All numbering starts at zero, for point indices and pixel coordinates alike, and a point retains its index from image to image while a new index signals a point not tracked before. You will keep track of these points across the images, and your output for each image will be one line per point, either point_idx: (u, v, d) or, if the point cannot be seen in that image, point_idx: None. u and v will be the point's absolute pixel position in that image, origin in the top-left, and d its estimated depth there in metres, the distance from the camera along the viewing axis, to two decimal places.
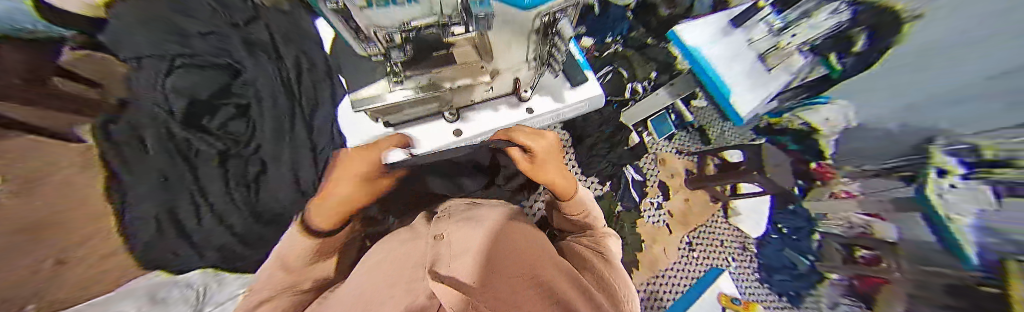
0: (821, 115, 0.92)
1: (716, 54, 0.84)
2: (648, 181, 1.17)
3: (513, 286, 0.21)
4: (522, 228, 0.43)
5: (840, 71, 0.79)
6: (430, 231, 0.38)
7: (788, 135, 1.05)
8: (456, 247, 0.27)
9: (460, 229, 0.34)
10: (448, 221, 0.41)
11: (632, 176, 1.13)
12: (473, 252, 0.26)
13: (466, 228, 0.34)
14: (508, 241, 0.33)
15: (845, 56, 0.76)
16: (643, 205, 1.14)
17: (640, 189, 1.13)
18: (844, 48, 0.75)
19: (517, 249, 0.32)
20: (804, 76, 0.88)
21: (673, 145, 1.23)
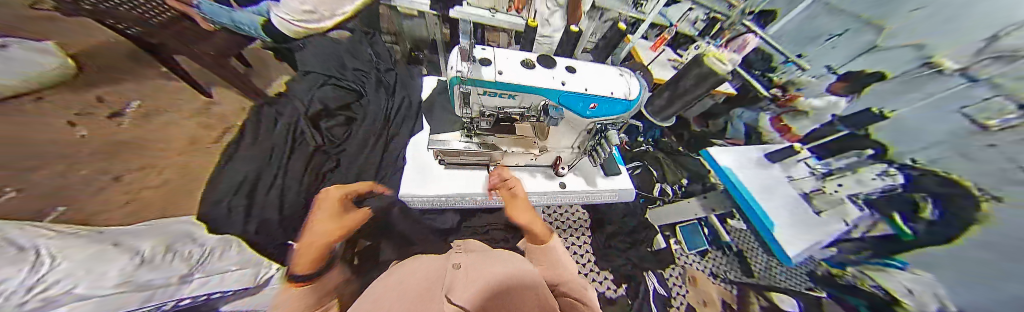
0: (901, 283, 0.76)
1: (753, 181, 0.80)
2: (674, 300, 0.94)
3: None
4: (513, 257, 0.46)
5: (912, 236, 0.72)
6: (444, 259, 0.42)
7: (862, 301, 0.83)
8: (468, 276, 0.32)
9: (472, 259, 0.40)
10: (460, 254, 0.46)
11: (655, 286, 0.95)
12: (481, 280, 0.31)
13: (477, 260, 0.40)
14: (510, 266, 0.40)
15: (913, 219, 0.72)
16: None
17: (663, 307, 0.90)
18: (908, 210, 0.73)
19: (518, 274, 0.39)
20: (867, 229, 0.80)
21: (706, 264, 1.05)
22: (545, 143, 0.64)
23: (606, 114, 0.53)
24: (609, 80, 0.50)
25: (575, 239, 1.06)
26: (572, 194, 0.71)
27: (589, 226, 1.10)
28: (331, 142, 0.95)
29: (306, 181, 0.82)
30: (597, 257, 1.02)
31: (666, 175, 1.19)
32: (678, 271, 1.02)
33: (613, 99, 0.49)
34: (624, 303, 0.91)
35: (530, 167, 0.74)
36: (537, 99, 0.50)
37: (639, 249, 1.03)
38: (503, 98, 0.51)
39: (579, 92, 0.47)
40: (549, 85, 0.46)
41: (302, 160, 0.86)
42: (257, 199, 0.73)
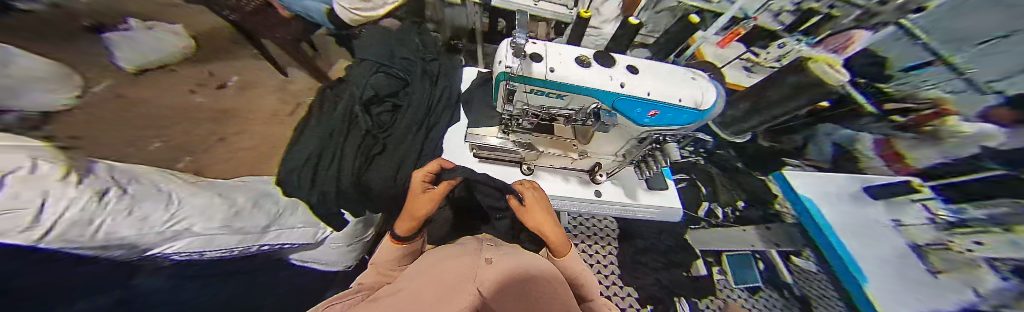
0: None
1: (840, 217, 0.64)
2: None
3: None
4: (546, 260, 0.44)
5: None
6: (482, 253, 0.43)
7: None
8: (494, 268, 0.32)
9: (502, 256, 0.39)
10: (494, 251, 0.44)
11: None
12: (505, 271, 0.31)
13: (507, 256, 0.39)
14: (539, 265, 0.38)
15: None
16: None
17: None
18: None
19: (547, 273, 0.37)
20: None
21: (753, 301, 0.92)
22: (585, 147, 0.62)
23: (665, 123, 0.48)
24: (678, 85, 0.43)
25: (601, 246, 1.01)
26: (610, 204, 0.66)
27: (616, 236, 1.03)
28: (380, 127, 0.87)
29: (355, 162, 0.73)
30: (623, 269, 0.96)
31: (718, 194, 1.07)
32: (718, 303, 0.91)
33: (678, 108, 0.43)
34: None
35: (566, 170, 0.71)
36: (590, 101, 0.47)
37: (672, 270, 0.93)
38: (551, 97, 0.49)
39: (639, 97, 0.43)
40: (606, 88, 0.43)
41: (354, 142, 0.77)
42: (302, 180, 0.66)
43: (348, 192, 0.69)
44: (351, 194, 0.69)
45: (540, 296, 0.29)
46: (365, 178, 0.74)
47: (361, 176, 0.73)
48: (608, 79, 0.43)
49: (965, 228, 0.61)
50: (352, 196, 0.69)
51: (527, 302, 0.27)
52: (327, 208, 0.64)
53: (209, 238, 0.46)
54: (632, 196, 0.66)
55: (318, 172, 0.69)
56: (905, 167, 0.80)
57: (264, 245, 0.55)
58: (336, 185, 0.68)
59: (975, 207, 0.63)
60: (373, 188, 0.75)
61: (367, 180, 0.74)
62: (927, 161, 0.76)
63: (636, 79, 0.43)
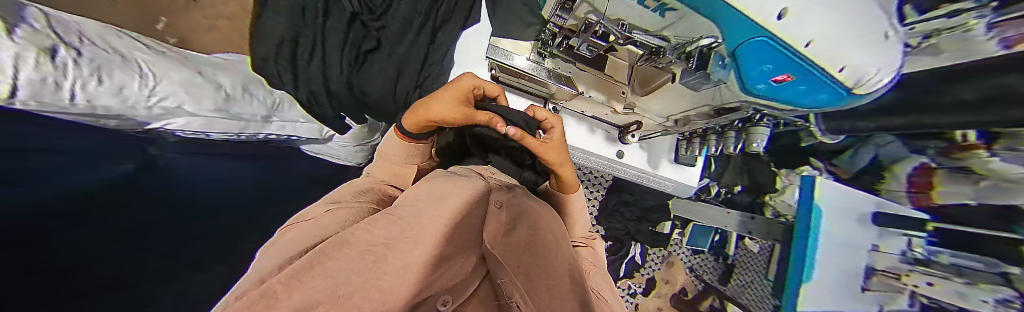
0: None
1: (841, 234, 0.56)
2: (643, 268, 1.12)
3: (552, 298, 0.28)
4: (541, 206, 0.48)
5: None
6: (480, 189, 0.43)
7: None
8: (501, 225, 0.34)
9: (507, 201, 0.41)
10: (499, 190, 0.45)
11: (634, 255, 1.09)
12: (513, 233, 0.34)
13: (512, 204, 0.40)
14: (541, 217, 0.43)
15: None
16: (620, 282, 1.10)
17: (631, 268, 1.08)
18: None
19: (548, 223, 0.43)
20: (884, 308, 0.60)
21: (693, 258, 1.14)
22: (634, 99, 0.61)
23: (780, 94, 0.35)
24: (867, 41, 0.24)
25: (590, 193, 1.10)
26: (625, 165, 0.77)
27: (607, 188, 1.11)
28: (369, 12, 0.70)
29: (345, 54, 0.69)
30: (601, 215, 1.09)
31: (722, 174, 1.03)
32: (662, 253, 1.14)
33: (829, 85, 0.29)
34: None
35: (598, 123, 0.75)
36: (704, 25, 0.31)
37: (641, 224, 1.07)
38: (652, 12, 0.34)
39: (789, 47, 0.25)
40: (754, 17, 0.24)
41: (338, 33, 0.67)
42: (299, 69, 0.62)
43: (343, 94, 0.72)
44: (345, 98, 0.72)
45: (541, 252, 0.34)
46: (356, 82, 0.74)
47: (351, 79, 0.72)
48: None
49: (932, 269, 0.57)
50: (347, 99, 0.73)
51: (526, 256, 0.31)
52: (323, 110, 0.68)
53: (212, 121, 0.46)
54: (654, 165, 0.76)
55: (299, 62, 0.63)
56: (930, 198, 0.63)
57: (270, 134, 0.57)
58: (325, 84, 0.68)
59: (952, 252, 0.57)
60: (368, 92, 0.78)
61: (361, 80, 0.75)
62: (960, 200, 0.59)
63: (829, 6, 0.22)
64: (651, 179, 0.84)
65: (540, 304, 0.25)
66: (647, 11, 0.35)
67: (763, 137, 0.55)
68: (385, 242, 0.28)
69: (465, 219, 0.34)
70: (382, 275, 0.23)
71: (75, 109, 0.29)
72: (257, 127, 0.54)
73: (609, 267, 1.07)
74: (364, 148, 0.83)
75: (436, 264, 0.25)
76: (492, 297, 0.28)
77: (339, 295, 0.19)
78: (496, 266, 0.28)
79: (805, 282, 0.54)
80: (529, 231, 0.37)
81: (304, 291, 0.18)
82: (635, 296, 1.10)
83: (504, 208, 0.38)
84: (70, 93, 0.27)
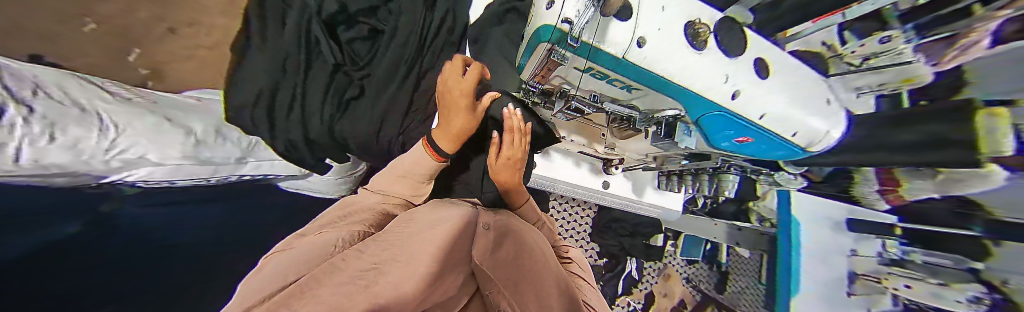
0: None
1: (821, 243, 0.63)
2: (640, 283, 1.14)
3: (544, 304, 0.26)
4: (533, 231, 0.46)
5: None
6: (471, 213, 0.43)
7: None
8: (493, 243, 0.33)
9: (498, 226, 0.41)
10: (488, 215, 0.45)
11: (630, 270, 1.09)
12: (506, 250, 0.33)
13: (503, 230, 0.40)
14: (532, 238, 0.42)
15: None
16: (620, 299, 1.11)
17: (629, 285, 1.09)
18: None
19: (541, 245, 0.42)
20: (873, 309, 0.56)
21: (688, 268, 1.16)
22: (614, 140, 0.67)
23: (742, 149, 0.36)
24: (809, 113, 0.30)
25: (581, 210, 1.12)
26: (612, 195, 0.78)
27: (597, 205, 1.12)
28: (354, 61, 0.63)
29: (328, 104, 0.58)
30: (593, 231, 1.10)
31: None
32: (658, 266, 1.17)
33: (788, 145, 0.32)
34: (599, 271, 1.08)
35: (583, 156, 0.76)
36: (667, 101, 0.33)
37: (634, 239, 1.07)
38: (620, 88, 0.34)
39: (749, 119, 0.29)
40: (711, 94, 0.27)
41: (321, 80, 0.58)
42: (275, 124, 0.54)
43: (327, 142, 0.59)
44: (325, 144, 0.59)
45: (529, 268, 0.32)
46: (340, 129, 0.60)
47: (336, 125, 0.59)
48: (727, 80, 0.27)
49: (911, 270, 0.51)
50: (331, 145, 0.60)
51: (517, 271, 0.29)
52: (303, 156, 0.59)
53: (178, 167, 0.44)
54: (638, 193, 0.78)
55: (277, 115, 0.55)
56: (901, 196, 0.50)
57: (245, 175, 0.56)
58: (306, 132, 0.57)
59: (925, 251, 0.50)
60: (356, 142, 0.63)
61: (343, 130, 0.61)
62: (927, 194, 0.47)
63: (764, 89, 0.28)
64: (639, 207, 0.84)
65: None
66: (609, 85, 0.34)
67: (734, 182, 0.59)
68: (388, 252, 0.27)
69: (458, 237, 0.33)
70: (386, 272, 0.22)
71: (25, 169, 0.26)
72: (229, 169, 0.52)
73: (605, 285, 1.06)
74: (348, 180, 0.80)
75: (436, 279, 0.23)
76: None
77: (346, 285, 0.18)
78: (483, 281, 0.26)
79: (796, 292, 0.60)
80: (516, 250, 0.34)
81: (326, 281, 0.19)
82: None
83: (491, 228, 0.39)
84: (22, 152, 0.26)
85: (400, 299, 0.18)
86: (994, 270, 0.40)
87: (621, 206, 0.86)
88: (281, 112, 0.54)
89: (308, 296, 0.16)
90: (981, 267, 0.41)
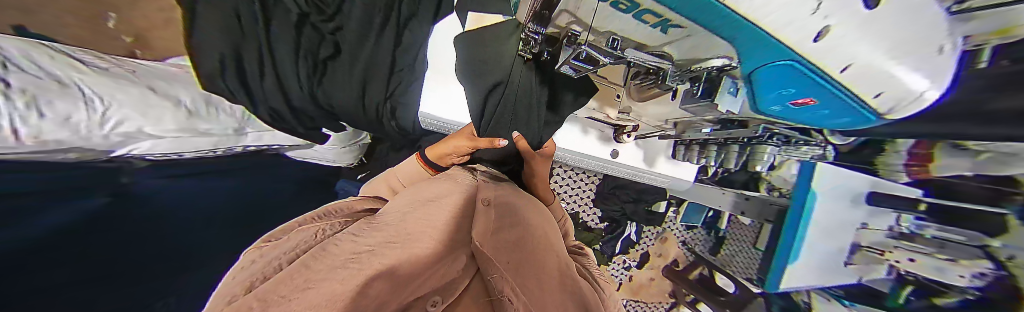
0: None
1: (840, 223, 0.54)
2: (637, 244, 1.21)
3: (544, 273, 0.26)
4: (533, 208, 0.46)
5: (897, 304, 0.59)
6: (470, 190, 0.43)
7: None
8: (490, 220, 0.33)
9: (500, 203, 0.40)
10: (490, 191, 0.44)
11: (628, 233, 1.16)
12: (504, 228, 0.32)
13: (506, 209, 0.39)
14: (529, 214, 0.41)
15: (920, 297, 0.56)
16: (616, 257, 1.20)
17: (626, 245, 1.16)
18: (930, 290, 0.55)
19: (540, 220, 0.41)
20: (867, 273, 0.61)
21: (686, 232, 1.21)
22: (630, 104, 0.58)
23: (796, 112, 0.29)
24: (921, 62, 0.18)
25: (587, 178, 1.11)
26: (619, 165, 0.75)
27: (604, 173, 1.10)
28: (321, 9, 0.56)
29: (302, 67, 0.54)
30: (598, 198, 1.12)
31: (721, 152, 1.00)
32: (657, 230, 1.22)
33: (858, 108, 0.23)
34: (599, 233, 1.14)
35: (592, 122, 0.72)
36: (716, 44, 0.23)
37: (637, 206, 1.09)
38: (652, 27, 0.26)
39: (816, 70, 0.18)
40: (785, 40, 0.15)
41: (286, 41, 0.52)
42: (253, 91, 0.51)
43: (312, 110, 0.58)
44: (313, 112, 0.58)
45: (533, 245, 0.31)
46: (323, 96, 0.57)
47: (317, 91, 0.56)
48: (823, 14, 0.13)
49: (914, 244, 0.55)
50: (319, 114, 0.59)
51: (520, 250, 0.29)
52: (292, 126, 0.57)
53: (177, 139, 0.44)
54: (649, 164, 0.76)
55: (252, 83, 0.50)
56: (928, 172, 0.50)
57: (249, 146, 0.58)
58: (287, 100, 0.54)
59: (939, 226, 0.51)
60: (344, 109, 0.60)
61: (329, 96, 0.58)
62: (958, 172, 0.46)
63: (884, 25, 0.14)
64: (648, 177, 0.83)
65: (532, 290, 0.22)
66: (623, 15, 0.25)
67: (769, 155, 0.54)
68: (388, 231, 0.28)
69: (457, 220, 0.33)
70: (383, 253, 0.23)
71: (24, 147, 0.27)
72: (229, 141, 0.53)
73: (604, 245, 1.15)
74: (352, 149, 0.80)
75: (437, 260, 0.24)
76: (483, 293, 0.25)
77: (339, 269, 0.19)
78: (485, 263, 0.26)
79: (789, 265, 0.55)
80: (518, 228, 0.34)
81: (315, 266, 0.20)
82: (628, 269, 1.23)
83: (492, 206, 0.38)
84: (20, 131, 0.26)
85: (391, 283, 0.19)
86: (1008, 247, 0.42)
87: (629, 175, 0.85)
88: (253, 80, 0.50)
89: (299, 284, 0.17)
90: (995, 244, 0.44)
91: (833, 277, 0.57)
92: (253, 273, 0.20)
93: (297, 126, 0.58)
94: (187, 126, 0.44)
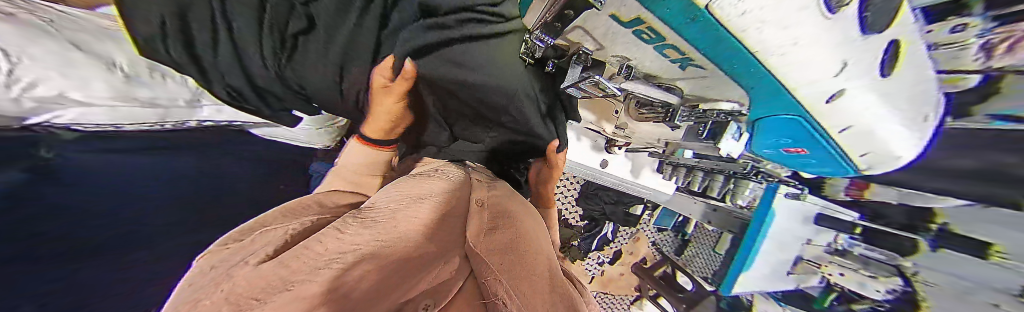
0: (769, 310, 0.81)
1: (790, 241, 0.60)
2: (612, 242, 1.29)
3: (534, 274, 0.26)
4: (524, 208, 0.47)
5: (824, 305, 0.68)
6: (465, 189, 0.42)
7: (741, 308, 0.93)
8: (482, 220, 0.33)
9: (491, 203, 0.40)
10: (482, 192, 0.43)
11: (605, 232, 1.22)
12: (498, 229, 0.32)
13: (496, 210, 0.38)
14: (523, 216, 0.42)
15: (841, 301, 0.65)
16: (592, 253, 1.27)
17: (601, 243, 1.23)
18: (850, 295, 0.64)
19: (530, 221, 0.42)
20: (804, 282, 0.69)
21: (656, 234, 1.30)
22: (627, 121, 0.58)
23: (782, 153, 0.32)
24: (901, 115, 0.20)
25: (573, 177, 1.13)
26: (606, 173, 0.77)
27: None
28: None
29: (268, 44, 0.47)
30: (581, 197, 1.15)
31: None
32: (631, 231, 1.30)
33: (839, 160, 0.26)
34: (578, 230, 1.20)
35: (586, 130, 0.71)
36: (731, 87, 0.23)
37: (617, 208, 1.14)
38: (671, 61, 0.25)
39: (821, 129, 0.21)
40: (807, 99, 0.17)
41: (247, 12, 0.43)
42: (209, 63, 0.45)
43: (282, 89, 0.53)
44: (279, 89, 0.53)
45: (524, 245, 0.31)
46: (294, 75, 0.52)
47: (286, 69, 0.51)
48: (846, 76, 0.14)
49: (846, 260, 0.62)
50: (287, 93, 0.55)
51: (515, 249, 0.29)
52: (261, 102, 0.54)
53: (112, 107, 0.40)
54: (634, 175, 0.78)
55: (204, 53, 0.44)
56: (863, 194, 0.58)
57: (206, 121, 0.54)
58: (249, 77, 0.50)
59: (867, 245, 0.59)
60: (320, 92, 0.56)
61: (302, 77, 0.53)
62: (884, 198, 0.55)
63: (884, 90, 0.17)
64: (630, 187, 0.86)
65: (525, 293, 0.21)
66: (643, 43, 0.23)
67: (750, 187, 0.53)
68: (381, 224, 0.25)
69: (447, 216, 0.31)
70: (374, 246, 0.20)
71: None
72: (180, 113, 0.49)
73: (581, 241, 1.21)
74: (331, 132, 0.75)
75: (426, 258, 0.22)
76: (475, 296, 0.22)
77: (336, 253, 0.17)
78: (474, 261, 0.26)
79: (742, 273, 0.61)
80: (511, 230, 0.34)
81: (315, 248, 0.18)
82: (601, 264, 1.32)
83: (484, 206, 0.37)
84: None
85: (376, 275, 0.16)
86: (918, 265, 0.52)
87: (614, 183, 0.87)
88: (206, 49, 0.44)
89: (297, 264, 0.15)
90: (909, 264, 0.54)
91: (773, 285, 0.65)
92: (227, 257, 0.17)
93: (253, 100, 0.53)
94: (125, 94, 0.40)
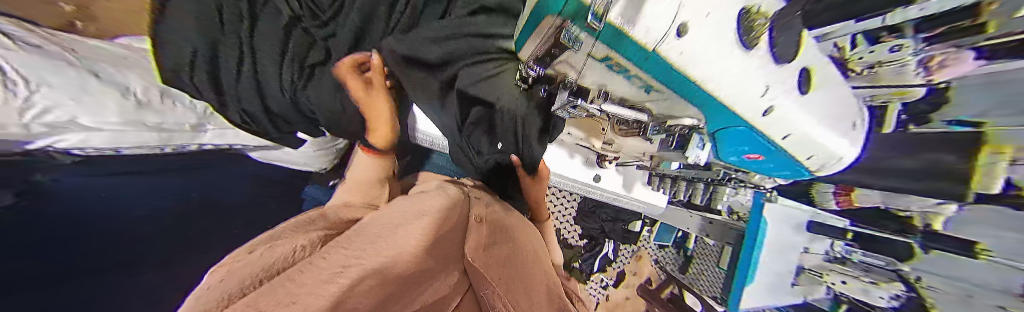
0: None
1: (786, 250, 0.60)
2: (613, 263, 1.25)
3: (530, 293, 0.26)
4: (521, 225, 0.48)
5: None
6: (465, 204, 0.43)
7: None
8: (482, 234, 0.33)
9: (492, 220, 0.40)
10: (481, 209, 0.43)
11: (606, 252, 1.19)
12: (498, 245, 0.33)
13: (496, 227, 0.39)
14: (520, 233, 0.42)
15: None
16: (594, 275, 1.22)
17: (603, 264, 1.20)
18: None
19: (527, 238, 0.43)
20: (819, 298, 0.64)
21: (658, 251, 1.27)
22: (613, 137, 0.60)
23: (747, 164, 0.36)
24: (828, 130, 0.24)
25: (568, 195, 1.13)
26: (601, 188, 0.79)
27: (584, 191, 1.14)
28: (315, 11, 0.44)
29: (288, 76, 0.49)
30: (578, 216, 1.15)
31: None
32: (631, 248, 1.27)
33: (792, 165, 0.30)
34: (578, 251, 1.17)
35: (578, 147, 0.74)
36: (687, 108, 0.27)
37: (615, 225, 1.14)
38: (637, 87, 0.28)
39: (768, 139, 0.24)
40: (743, 115, 0.21)
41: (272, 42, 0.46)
42: (229, 90, 0.49)
43: (293, 115, 0.56)
44: (293, 117, 0.56)
45: (520, 265, 0.32)
46: (305, 102, 0.53)
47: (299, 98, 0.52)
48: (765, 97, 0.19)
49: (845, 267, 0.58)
50: (298, 119, 0.57)
51: (510, 268, 0.29)
52: (276, 128, 0.57)
53: (118, 134, 0.42)
54: (627, 189, 0.80)
55: (225, 78, 0.47)
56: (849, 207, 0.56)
57: (207, 144, 0.55)
58: (264, 105, 0.52)
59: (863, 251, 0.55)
60: (331, 117, 0.58)
61: (314, 105, 0.55)
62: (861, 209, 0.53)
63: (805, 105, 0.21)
64: (625, 201, 0.87)
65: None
66: (616, 74, 0.27)
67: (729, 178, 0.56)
68: (381, 240, 0.25)
69: (450, 231, 0.32)
70: (372, 262, 0.19)
71: None
72: (184, 137, 0.50)
73: (582, 262, 1.17)
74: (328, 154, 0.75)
75: (427, 275, 0.23)
76: None
77: (337, 267, 0.17)
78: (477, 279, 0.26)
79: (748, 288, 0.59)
80: (509, 247, 0.35)
81: (320, 263, 0.18)
82: (605, 287, 1.25)
83: (484, 222, 0.38)
84: None
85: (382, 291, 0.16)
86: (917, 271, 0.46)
87: (610, 199, 0.89)
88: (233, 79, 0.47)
89: (299, 276, 0.15)
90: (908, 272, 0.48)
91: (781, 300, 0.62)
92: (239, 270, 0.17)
93: (269, 126, 0.56)
94: (133, 118, 0.42)
